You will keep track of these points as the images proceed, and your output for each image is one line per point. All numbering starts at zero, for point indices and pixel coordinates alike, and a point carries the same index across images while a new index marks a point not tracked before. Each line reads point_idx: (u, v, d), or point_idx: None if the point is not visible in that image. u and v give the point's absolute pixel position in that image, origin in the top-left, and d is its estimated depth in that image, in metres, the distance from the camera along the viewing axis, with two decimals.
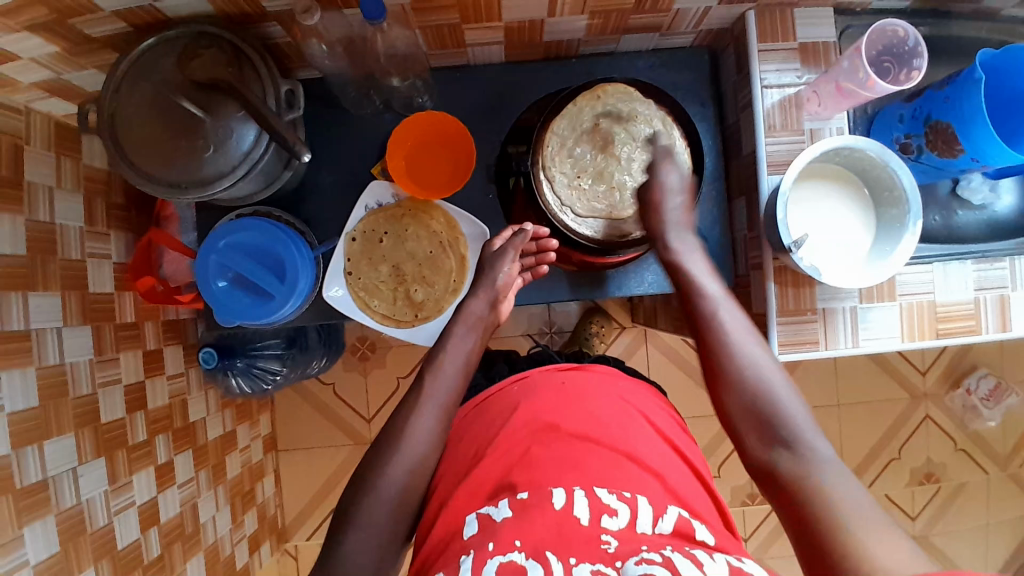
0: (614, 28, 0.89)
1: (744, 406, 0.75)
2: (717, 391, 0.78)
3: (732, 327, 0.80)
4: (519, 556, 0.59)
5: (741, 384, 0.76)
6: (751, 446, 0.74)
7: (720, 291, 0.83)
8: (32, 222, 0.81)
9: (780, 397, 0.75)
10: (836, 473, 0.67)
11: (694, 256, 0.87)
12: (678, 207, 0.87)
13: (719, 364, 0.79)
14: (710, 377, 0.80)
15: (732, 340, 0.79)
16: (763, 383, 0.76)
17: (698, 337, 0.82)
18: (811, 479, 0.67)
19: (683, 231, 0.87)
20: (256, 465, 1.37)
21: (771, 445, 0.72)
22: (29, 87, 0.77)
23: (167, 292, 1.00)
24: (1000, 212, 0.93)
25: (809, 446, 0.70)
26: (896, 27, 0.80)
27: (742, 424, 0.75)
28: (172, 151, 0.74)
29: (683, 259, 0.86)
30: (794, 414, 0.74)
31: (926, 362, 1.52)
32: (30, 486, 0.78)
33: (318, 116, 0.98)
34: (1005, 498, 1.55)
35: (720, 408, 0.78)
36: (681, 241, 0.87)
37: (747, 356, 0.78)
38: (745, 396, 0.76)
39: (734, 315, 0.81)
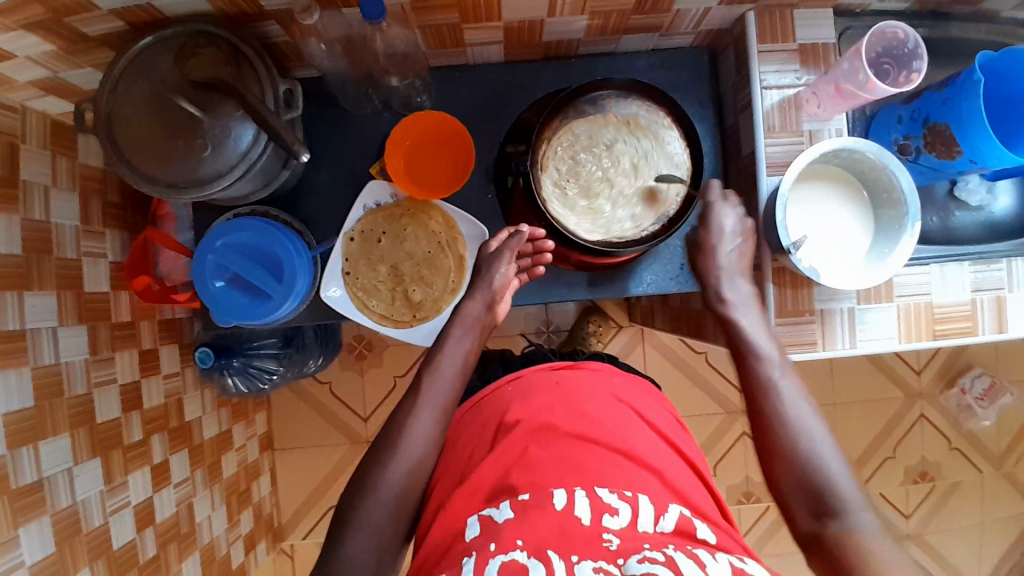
0: (614, 28, 0.89)
1: (798, 476, 0.75)
2: (770, 462, 0.78)
3: (787, 396, 0.80)
4: (521, 555, 0.59)
5: (795, 455, 0.76)
6: (801, 516, 0.74)
7: (776, 355, 0.84)
8: (27, 221, 0.81)
9: (835, 473, 0.75)
10: (886, 548, 0.68)
11: (747, 307, 0.86)
12: (731, 253, 0.88)
13: (773, 433, 0.79)
14: (762, 445, 0.80)
15: (789, 408, 0.79)
16: (817, 457, 0.76)
17: (751, 403, 0.82)
18: (864, 553, 0.68)
19: (736, 279, 0.88)
20: (253, 464, 1.36)
21: (822, 517, 0.72)
22: (25, 86, 0.76)
23: (165, 291, 0.97)
24: (998, 213, 0.94)
25: (862, 524, 0.70)
26: (896, 29, 0.80)
27: (793, 493, 0.75)
28: (169, 151, 0.74)
29: (735, 310, 0.86)
30: (847, 488, 0.74)
31: (921, 362, 1.52)
32: (25, 487, 0.77)
33: (317, 114, 0.97)
34: (999, 497, 1.56)
35: (771, 479, 0.78)
36: (734, 292, 0.87)
37: (802, 425, 0.78)
38: (799, 466, 0.76)
39: (791, 383, 0.82)
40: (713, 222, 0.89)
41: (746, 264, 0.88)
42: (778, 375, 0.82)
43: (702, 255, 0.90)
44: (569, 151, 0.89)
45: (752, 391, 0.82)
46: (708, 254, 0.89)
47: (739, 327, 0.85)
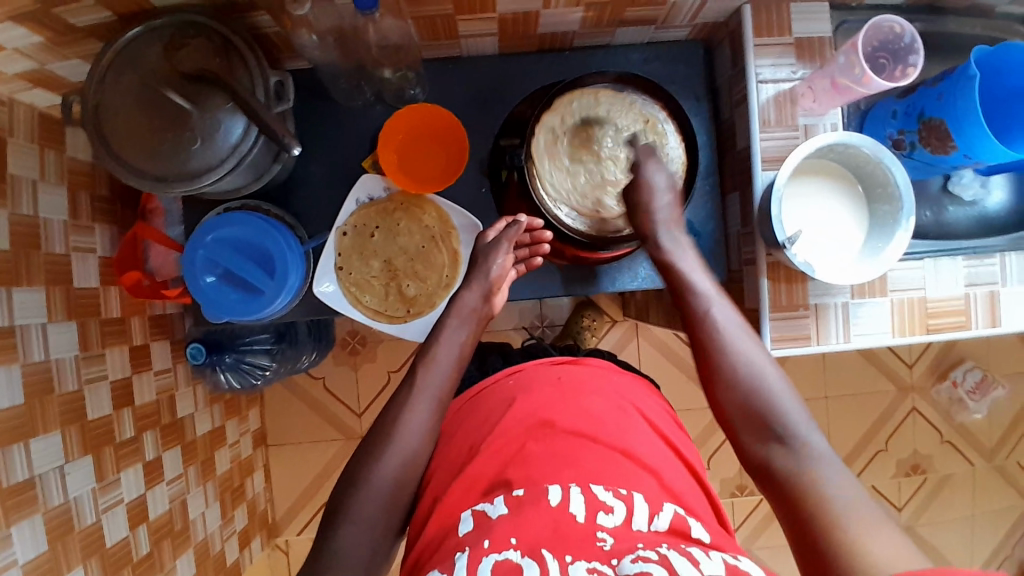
0: (610, 21, 0.88)
1: (740, 405, 0.74)
2: (714, 390, 0.77)
3: (725, 323, 0.80)
4: (515, 555, 0.58)
5: (737, 380, 0.75)
6: (748, 444, 0.73)
7: (712, 288, 0.83)
8: (15, 216, 0.79)
9: (779, 396, 0.74)
10: (830, 467, 0.66)
11: (685, 253, 0.86)
12: (666, 206, 0.86)
13: (716, 363, 0.77)
14: (706, 374, 0.79)
15: (727, 338, 0.78)
16: (759, 385, 0.74)
17: (692, 335, 0.81)
18: (806, 475, 0.66)
19: (674, 233, 0.87)
20: (246, 460, 1.36)
21: (767, 442, 0.71)
22: (12, 78, 0.75)
23: (154, 287, 0.96)
24: (991, 208, 0.94)
25: (806, 444, 0.69)
26: (892, 23, 0.79)
27: (738, 421, 0.74)
28: (159, 144, 0.73)
29: (675, 257, 0.86)
30: (792, 412, 0.72)
31: (914, 356, 1.53)
32: (17, 485, 0.76)
33: (309, 107, 0.96)
34: (990, 489, 1.57)
35: (716, 407, 0.77)
36: (671, 241, 0.86)
37: (742, 354, 0.77)
38: (740, 394, 0.75)
39: (727, 313, 0.80)
40: (642, 182, 0.86)
41: (678, 215, 0.87)
42: (716, 305, 0.82)
43: (637, 217, 0.87)
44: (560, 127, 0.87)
45: (692, 323, 0.82)
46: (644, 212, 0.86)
47: (678, 268, 0.85)
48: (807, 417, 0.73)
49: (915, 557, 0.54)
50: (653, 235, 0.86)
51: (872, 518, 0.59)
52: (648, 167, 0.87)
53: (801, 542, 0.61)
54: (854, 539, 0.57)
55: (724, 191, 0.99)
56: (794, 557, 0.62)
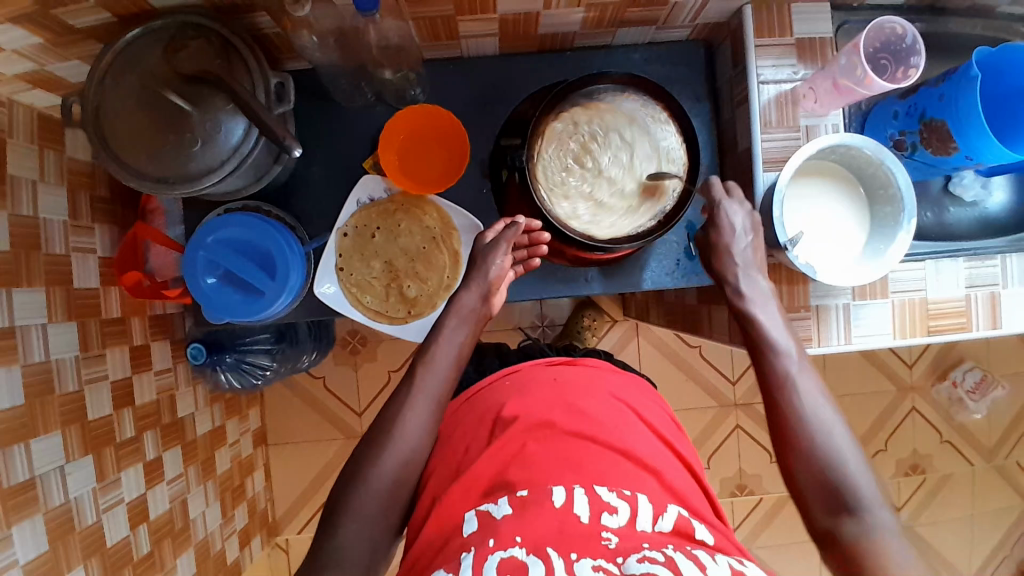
0: (611, 21, 0.88)
1: (813, 474, 0.70)
2: (785, 455, 0.72)
3: (806, 391, 0.74)
4: (520, 552, 0.59)
5: (813, 449, 0.70)
6: (815, 511, 0.69)
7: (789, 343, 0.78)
8: (15, 217, 0.79)
9: (855, 467, 0.69)
10: (906, 554, 0.64)
11: (763, 302, 0.81)
12: (747, 249, 0.83)
13: (790, 430, 0.72)
14: (777, 435, 0.74)
15: (807, 403, 0.73)
16: (835, 455, 0.70)
17: (766, 395, 0.76)
18: (882, 563, 0.63)
19: (754, 274, 0.82)
20: (246, 459, 1.36)
21: (838, 515, 0.68)
22: (12, 79, 0.75)
23: (155, 287, 0.96)
24: (992, 209, 0.94)
25: (878, 520, 0.66)
26: (894, 24, 0.79)
27: (808, 489, 0.70)
28: (159, 146, 0.72)
29: (752, 308, 0.80)
30: (867, 484, 0.68)
31: (913, 356, 1.53)
32: (17, 486, 0.76)
33: (309, 107, 0.96)
34: (989, 489, 1.57)
35: (786, 470, 0.72)
36: (752, 287, 0.81)
37: (818, 420, 0.72)
38: (816, 463, 0.70)
39: (804, 374, 0.75)
40: (721, 221, 0.83)
41: (762, 258, 0.83)
42: (796, 368, 0.76)
43: (713, 256, 0.85)
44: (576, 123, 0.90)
45: (767, 382, 0.76)
46: (722, 253, 0.83)
47: (756, 323, 0.79)
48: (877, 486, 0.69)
49: None
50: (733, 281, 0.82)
51: None
52: (725, 205, 0.84)
53: None
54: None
55: None
56: None
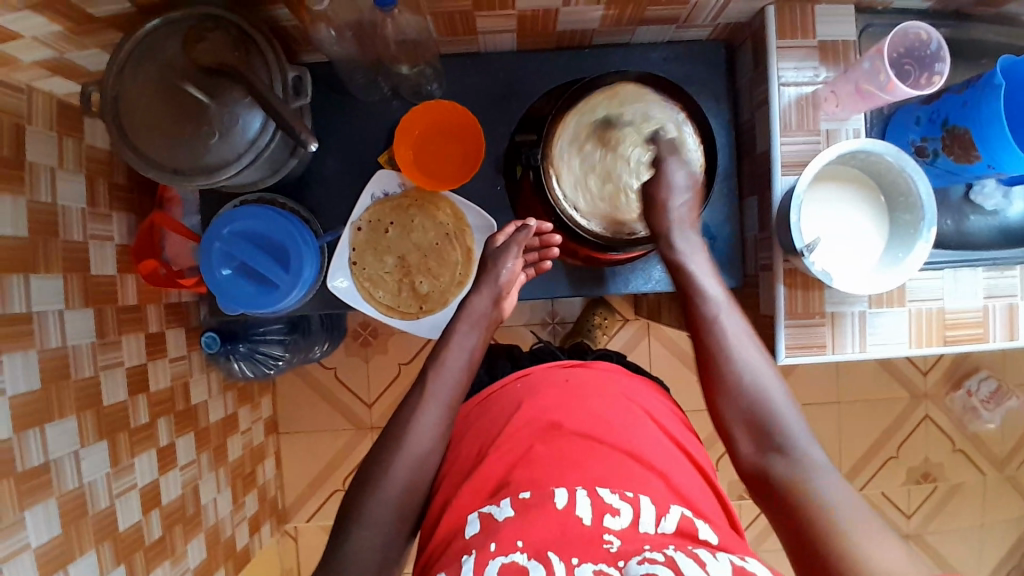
0: (631, 19, 0.87)
1: (739, 411, 0.74)
2: (716, 402, 0.77)
3: (732, 334, 0.79)
4: (521, 557, 0.59)
5: (737, 390, 0.75)
6: (745, 450, 0.73)
7: (721, 293, 0.83)
8: (33, 203, 0.80)
9: (780, 406, 0.74)
10: (826, 474, 0.66)
11: (697, 255, 0.86)
12: (683, 206, 0.86)
13: (718, 371, 0.77)
14: (708, 384, 0.78)
15: (733, 347, 0.78)
16: (759, 392, 0.75)
17: (698, 340, 0.81)
18: (805, 482, 0.66)
19: (688, 231, 0.86)
20: (257, 447, 1.37)
21: (765, 450, 0.71)
22: (31, 66, 0.75)
23: (171, 275, 0.97)
24: (1011, 219, 0.92)
25: (804, 452, 0.69)
26: (919, 30, 0.78)
27: (738, 429, 0.74)
28: (176, 137, 0.73)
29: (686, 259, 0.85)
30: (792, 422, 0.72)
31: (927, 363, 1.52)
32: (31, 469, 0.78)
33: (326, 101, 0.96)
34: (1001, 500, 1.56)
35: (717, 417, 0.76)
36: (685, 242, 0.86)
37: (745, 364, 0.76)
38: (741, 403, 0.75)
39: (734, 320, 0.80)
40: (663, 177, 0.86)
41: (695, 219, 0.87)
42: (724, 312, 0.81)
43: (650, 211, 0.87)
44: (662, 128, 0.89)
45: (699, 331, 0.81)
46: (659, 208, 0.86)
47: (690, 274, 0.85)
48: (807, 430, 0.72)
49: (910, 564, 0.56)
50: (667, 235, 0.86)
51: (880, 535, 0.59)
52: (669, 166, 0.86)
53: (795, 542, 0.62)
54: (852, 548, 0.57)
55: (742, 194, 0.97)
56: (787, 553, 0.63)
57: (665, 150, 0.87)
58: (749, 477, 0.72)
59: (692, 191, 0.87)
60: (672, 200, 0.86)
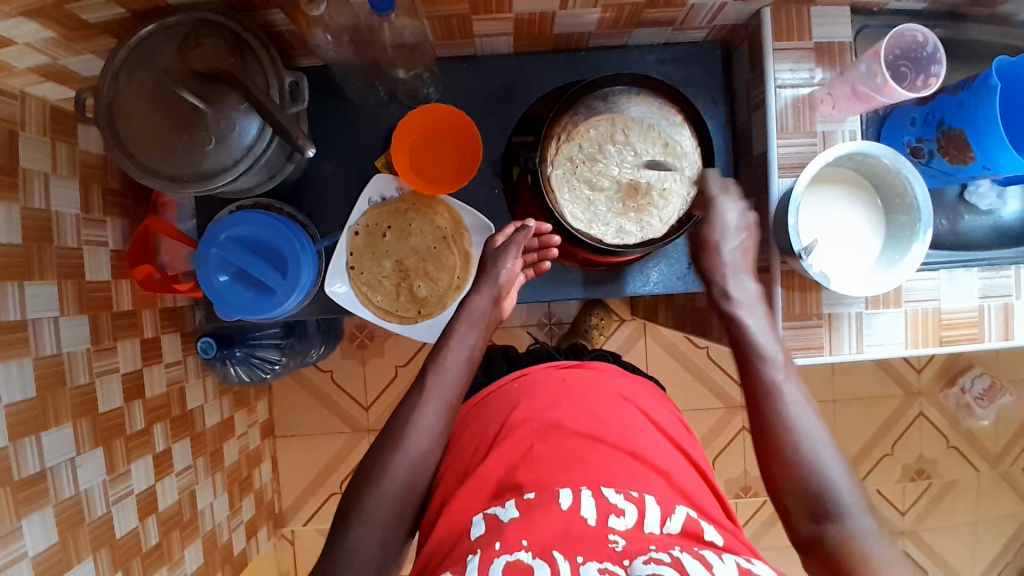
0: (628, 22, 0.87)
1: (798, 481, 0.70)
2: (769, 467, 0.73)
3: (790, 398, 0.75)
4: (526, 556, 0.59)
5: (796, 458, 0.71)
6: (800, 523, 0.69)
7: (778, 355, 0.80)
8: (28, 210, 0.80)
9: (838, 476, 0.70)
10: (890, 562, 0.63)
11: (751, 304, 0.84)
12: (735, 249, 0.87)
13: (771, 433, 0.73)
14: (760, 447, 0.74)
15: (791, 411, 0.74)
16: (818, 461, 0.70)
17: (754, 402, 0.77)
18: (869, 567, 0.62)
19: (741, 275, 0.86)
20: (254, 451, 1.37)
21: (824, 523, 0.67)
22: (24, 71, 0.75)
23: (167, 281, 0.96)
24: (1006, 218, 0.93)
25: (863, 531, 0.66)
26: (914, 32, 0.79)
27: (791, 499, 0.70)
28: (173, 144, 0.72)
29: (740, 309, 0.84)
30: (852, 495, 0.69)
31: (922, 360, 1.53)
32: (28, 477, 0.77)
33: (322, 105, 0.96)
34: (994, 495, 1.57)
35: (770, 483, 0.72)
36: (740, 289, 0.85)
37: (804, 430, 0.73)
38: (800, 471, 0.70)
39: (794, 385, 0.77)
40: (715, 213, 0.87)
41: (750, 261, 0.87)
42: (783, 376, 0.78)
43: (702, 253, 0.89)
44: (659, 136, 0.90)
45: (754, 390, 0.78)
46: (710, 250, 0.87)
47: (743, 327, 0.83)
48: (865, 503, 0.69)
49: None
50: (720, 279, 0.86)
51: None
52: (720, 205, 0.88)
53: None
54: None
55: None
56: None
57: (715, 187, 0.89)
58: (804, 552, 0.68)
59: (747, 231, 0.87)
60: (724, 241, 0.87)
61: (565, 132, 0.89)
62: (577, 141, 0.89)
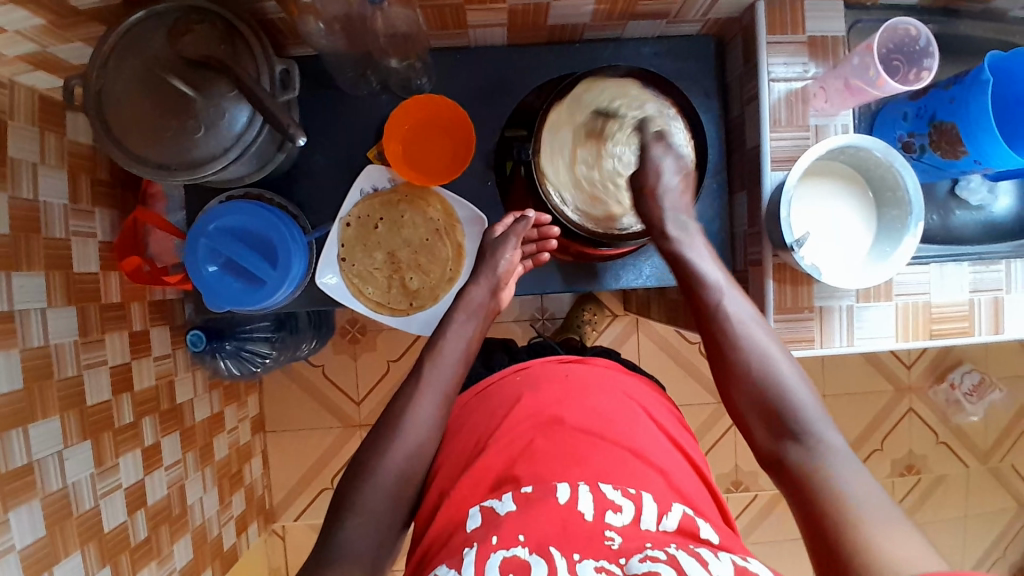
0: (622, 14, 0.87)
1: (752, 400, 0.76)
2: (732, 392, 0.78)
3: (738, 317, 0.80)
4: (523, 552, 0.58)
5: (750, 378, 0.76)
6: (761, 437, 0.75)
7: (725, 279, 0.83)
8: (15, 200, 0.79)
9: (791, 389, 0.75)
10: (842, 460, 0.68)
11: (695, 243, 0.87)
12: (676, 194, 0.88)
13: (727, 357, 0.78)
14: (720, 372, 0.80)
15: (742, 330, 0.79)
16: (769, 376, 0.76)
17: (706, 328, 0.81)
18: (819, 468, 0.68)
19: (683, 219, 0.87)
20: (244, 446, 1.36)
21: (781, 435, 0.73)
22: (13, 60, 0.74)
23: (155, 272, 0.94)
24: (997, 213, 0.93)
25: (818, 436, 0.71)
26: (908, 25, 0.79)
27: (751, 416, 0.76)
28: (162, 132, 0.71)
29: (683, 248, 0.86)
30: (808, 406, 0.74)
31: (912, 357, 1.53)
32: (15, 470, 0.76)
33: (314, 95, 0.95)
34: (983, 491, 1.58)
35: (733, 407, 0.78)
36: (680, 229, 0.87)
37: (754, 347, 0.78)
38: (754, 390, 0.76)
39: (740, 304, 0.81)
40: (650, 165, 0.87)
41: (688, 203, 0.88)
42: (729, 297, 0.82)
43: (643, 204, 0.88)
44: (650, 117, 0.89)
45: (705, 317, 0.82)
46: (652, 196, 0.87)
47: (688, 262, 0.85)
48: (821, 411, 0.74)
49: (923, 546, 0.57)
50: (662, 223, 0.87)
51: (896, 522, 0.60)
52: (654, 153, 0.88)
53: (810, 522, 0.64)
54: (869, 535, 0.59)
55: (732, 189, 0.98)
56: (804, 538, 0.65)
57: (648, 139, 0.88)
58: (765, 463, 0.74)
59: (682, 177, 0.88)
60: (662, 185, 0.87)
61: (585, 96, 0.88)
62: (597, 107, 0.88)
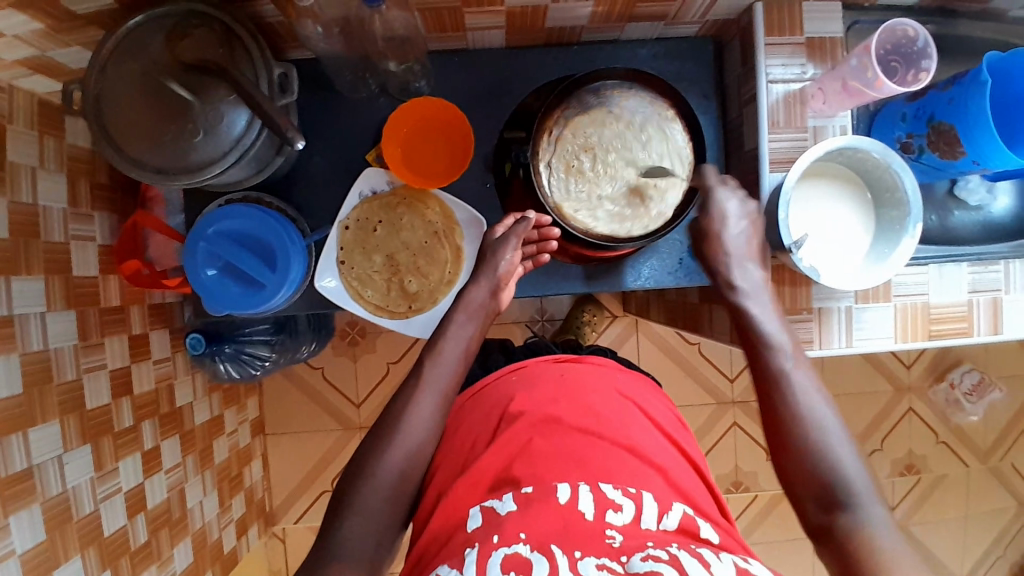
0: (620, 16, 0.87)
1: (807, 474, 0.69)
2: (783, 463, 0.71)
3: (800, 384, 0.73)
4: (524, 549, 0.58)
5: (809, 451, 0.69)
6: (811, 515, 0.68)
7: (786, 340, 0.77)
8: (14, 204, 0.79)
9: (850, 469, 0.68)
10: (907, 560, 0.62)
11: (760, 296, 0.81)
12: (741, 240, 0.83)
13: (783, 422, 0.71)
14: (770, 435, 0.73)
15: (802, 397, 0.72)
16: (828, 451, 0.69)
17: (762, 389, 0.75)
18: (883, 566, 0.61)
19: (747, 266, 0.82)
20: (244, 449, 1.35)
21: (837, 520, 0.66)
22: (11, 64, 0.73)
23: (154, 276, 0.95)
24: (996, 214, 0.93)
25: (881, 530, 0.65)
26: (906, 26, 0.79)
27: (802, 491, 0.69)
28: (160, 135, 0.71)
29: (746, 299, 0.80)
30: (866, 490, 0.67)
31: (911, 356, 1.53)
32: (15, 475, 0.76)
33: (313, 98, 0.95)
34: (983, 491, 1.58)
35: (782, 474, 0.71)
36: (746, 278, 0.82)
37: (814, 417, 0.71)
38: (810, 464, 0.69)
39: (802, 371, 0.74)
40: (713, 206, 0.84)
41: (757, 250, 0.83)
42: (790, 362, 0.75)
43: (705, 243, 0.85)
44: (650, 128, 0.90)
45: (762, 380, 0.75)
46: (714, 240, 0.84)
47: (750, 316, 0.79)
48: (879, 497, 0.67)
49: None
50: (725, 269, 0.82)
51: None
52: (718, 194, 0.85)
53: None
54: None
55: None
56: None
57: (711, 181, 0.86)
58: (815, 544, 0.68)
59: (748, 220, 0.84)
60: (724, 229, 0.83)
61: (588, 101, 0.89)
62: (601, 113, 0.89)
